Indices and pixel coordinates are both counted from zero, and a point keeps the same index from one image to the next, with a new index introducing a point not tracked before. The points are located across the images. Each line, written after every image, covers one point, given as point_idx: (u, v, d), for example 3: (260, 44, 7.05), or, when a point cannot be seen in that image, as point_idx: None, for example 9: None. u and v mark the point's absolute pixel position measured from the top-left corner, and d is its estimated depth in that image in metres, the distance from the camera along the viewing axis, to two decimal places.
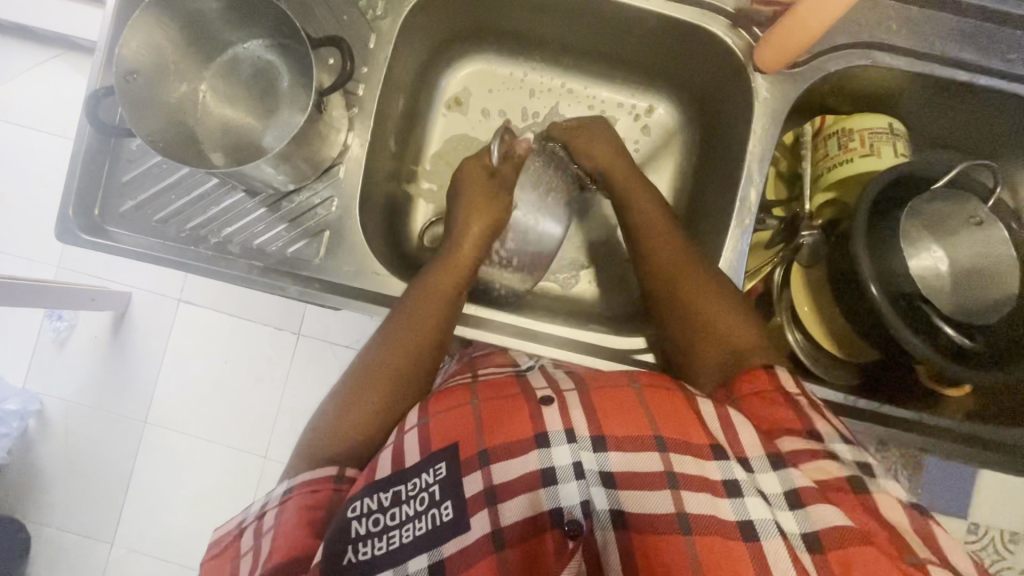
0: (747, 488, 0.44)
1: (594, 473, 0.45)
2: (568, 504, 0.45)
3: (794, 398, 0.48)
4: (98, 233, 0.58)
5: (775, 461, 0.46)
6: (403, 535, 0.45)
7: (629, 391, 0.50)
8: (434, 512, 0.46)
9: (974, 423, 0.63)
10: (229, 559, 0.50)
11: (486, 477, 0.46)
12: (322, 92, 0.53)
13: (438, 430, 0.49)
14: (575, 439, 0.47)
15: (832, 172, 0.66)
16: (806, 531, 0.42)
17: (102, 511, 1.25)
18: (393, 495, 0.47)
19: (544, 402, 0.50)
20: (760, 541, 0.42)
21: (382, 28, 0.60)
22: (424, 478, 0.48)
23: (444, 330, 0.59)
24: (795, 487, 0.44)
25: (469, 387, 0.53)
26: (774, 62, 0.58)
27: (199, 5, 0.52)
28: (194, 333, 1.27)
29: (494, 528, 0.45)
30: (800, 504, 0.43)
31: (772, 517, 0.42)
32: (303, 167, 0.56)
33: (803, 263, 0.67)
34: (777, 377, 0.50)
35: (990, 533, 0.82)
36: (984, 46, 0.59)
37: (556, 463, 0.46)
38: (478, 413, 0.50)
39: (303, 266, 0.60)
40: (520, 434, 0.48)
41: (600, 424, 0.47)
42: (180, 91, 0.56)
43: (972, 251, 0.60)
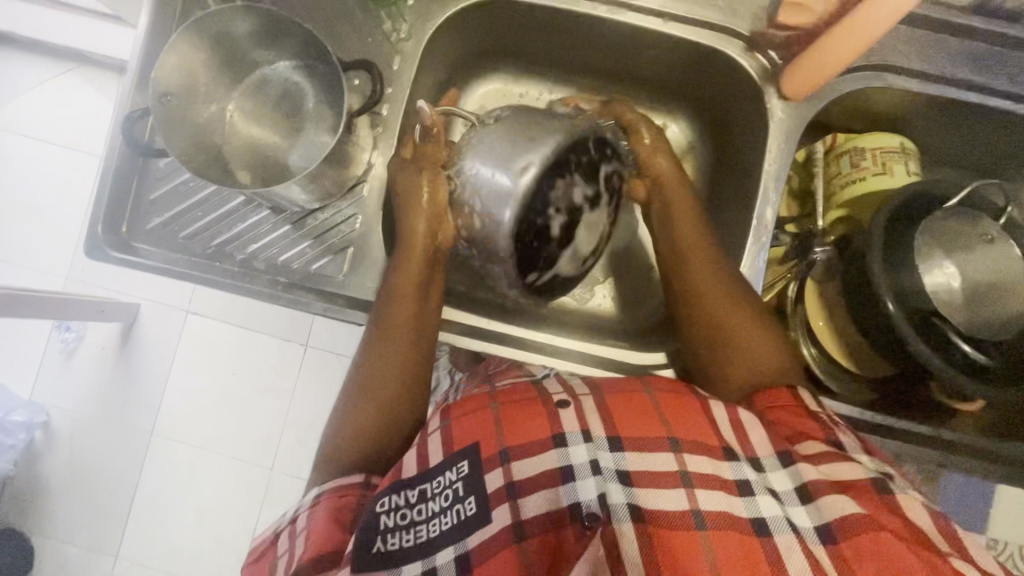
0: (757, 486, 0.45)
1: (611, 469, 0.46)
2: (586, 498, 0.45)
3: (816, 414, 0.51)
4: (125, 249, 0.59)
5: (782, 459, 0.47)
6: (431, 529, 0.46)
7: (642, 395, 0.52)
8: (459, 507, 0.47)
9: (989, 438, 0.64)
10: (265, 562, 0.52)
11: (508, 474, 0.47)
12: (351, 114, 0.54)
13: (459, 432, 0.50)
14: (591, 438, 0.47)
15: (845, 191, 0.67)
16: (821, 525, 0.43)
17: (108, 524, 1.25)
18: (420, 492, 0.48)
19: (560, 405, 0.50)
20: (773, 537, 0.42)
21: (406, 50, 0.62)
22: (448, 476, 0.48)
23: (422, 319, 0.58)
24: (804, 481, 0.45)
25: (485, 393, 0.54)
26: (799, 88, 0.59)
27: (232, 28, 0.53)
28: (203, 345, 1.27)
29: (514, 521, 0.45)
30: (812, 500, 0.44)
31: (782, 514, 0.44)
32: (328, 185, 0.58)
33: (816, 278, 0.69)
34: (801, 397, 0.52)
35: (1007, 548, 0.82)
36: (995, 69, 0.60)
37: (574, 461, 0.46)
38: (498, 414, 0.50)
39: (327, 282, 0.60)
40: (538, 435, 0.48)
41: (615, 426, 0.48)
42: (209, 111, 0.57)
43: (988, 267, 0.61)
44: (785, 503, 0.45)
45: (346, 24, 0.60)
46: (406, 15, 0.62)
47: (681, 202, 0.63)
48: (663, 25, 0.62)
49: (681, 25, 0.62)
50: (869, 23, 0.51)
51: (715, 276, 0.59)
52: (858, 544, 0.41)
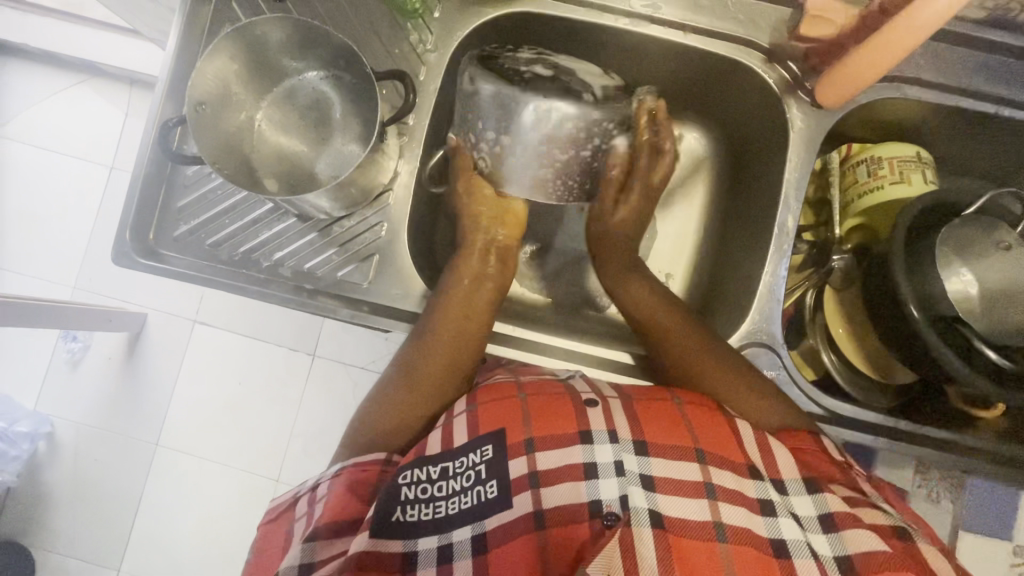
0: (780, 508, 0.45)
1: (634, 473, 0.46)
2: (607, 497, 0.45)
3: (840, 461, 0.51)
4: (153, 256, 0.59)
5: (808, 484, 0.47)
6: (450, 506, 0.47)
7: (668, 403, 0.52)
8: (479, 488, 0.47)
9: (1013, 444, 0.64)
10: (282, 525, 0.53)
11: (531, 462, 0.47)
12: (381, 124, 0.55)
13: (484, 417, 0.50)
14: (617, 440, 0.48)
15: (861, 200, 0.68)
16: (841, 555, 0.43)
17: (112, 537, 1.24)
18: (442, 469, 0.49)
19: (589, 404, 0.51)
20: (792, 561, 0.43)
21: (431, 60, 0.63)
22: (471, 457, 0.49)
23: (470, 333, 0.59)
24: (832, 510, 0.45)
25: (512, 384, 0.54)
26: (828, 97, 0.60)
27: (266, 38, 0.54)
28: (212, 355, 1.27)
29: (535, 508, 0.45)
30: (835, 530, 0.44)
31: (803, 539, 0.44)
32: (355, 194, 0.58)
33: (834, 284, 0.69)
34: (824, 441, 0.52)
35: None
36: (1009, 80, 0.62)
37: (598, 459, 0.46)
38: (526, 405, 0.50)
39: (352, 289, 0.61)
40: (565, 428, 0.48)
41: (641, 431, 0.49)
42: (239, 120, 0.58)
43: (1004, 272, 0.62)
44: (807, 529, 0.45)
45: (373, 36, 0.61)
46: (432, 27, 0.63)
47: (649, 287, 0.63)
48: (684, 37, 0.63)
49: (702, 37, 0.63)
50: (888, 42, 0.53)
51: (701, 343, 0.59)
52: None
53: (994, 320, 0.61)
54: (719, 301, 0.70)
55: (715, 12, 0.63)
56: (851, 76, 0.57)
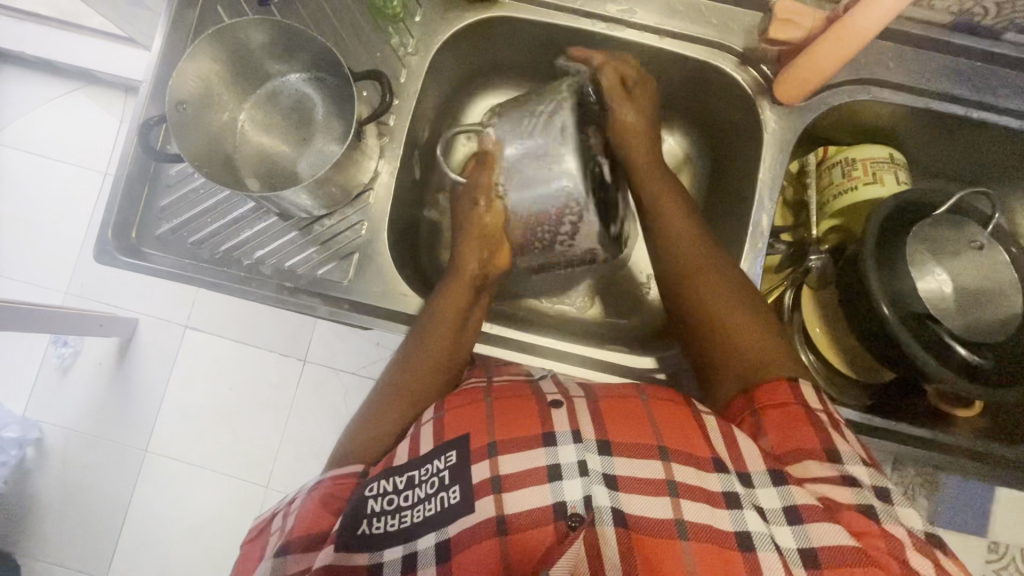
0: (745, 500, 0.45)
1: (597, 473, 0.46)
2: (570, 498, 0.46)
3: (814, 417, 0.48)
4: (134, 254, 0.60)
5: (775, 476, 0.46)
6: (415, 515, 0.47)
7: (636, 402, 0.52)
8: (443, 495, 0.47)
9: (994, 442, 0.64)
10: (259, 543, 0.53)
11: (494, 466, 0.48)
12: (359, 123, 0.56)
13: (449, 424, 0.51)
14: (581, 440, 0.48)
15: (837, 200, 0.69)
16: (805, 549, 0.42)
17: (99, 544, 1.23)
18: (407, 479, 0.49)
19: (554, 405, 0.51)
20: (756, 552, 0.43)
21: (412, 63, 0.64)
22: (436, 464, 0.49)
23: (462, 328, 0.60)
24: (796, 502, 0.44)
25: (479, 389, 0.55)
26: (792, 92, 0.61)
27: (248, 41, 0.56)
28: (202, 360, 1.27)
29: (498, 513, 0.45)
30: (800, 521, 0.43)
31: (766, 531, 0.43)
32: (335, 192, 0.59)
33: (813, 284, 0.70)
34: (801, 394, 0.50)
35: (1008, 551, 0.82)
36: (977, 82, 0.63)
37: (562, 461, 0.47)
38: (490, 408, 0.51)
39: (333, 287, 0.61)
40: (527, 431, 0.49)
41: (605, 429, 0.49)
42: (221, 121, 0.59)
43: (976, 272, 0.63)
44: (772, 522, 0.44)
45: (356, 39, 0.62)
46: (413, 31, 0.64)
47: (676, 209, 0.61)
48: (660, 41, 0.65)
49: (677, 41, 0.65)
50: (849, 37, 0.54)
51: (723, 288, 0.56)
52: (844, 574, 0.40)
53: (968, 319, 0.62)
54: None
55: (689, 17, 0.64)
56: (822, 76, 0.58)
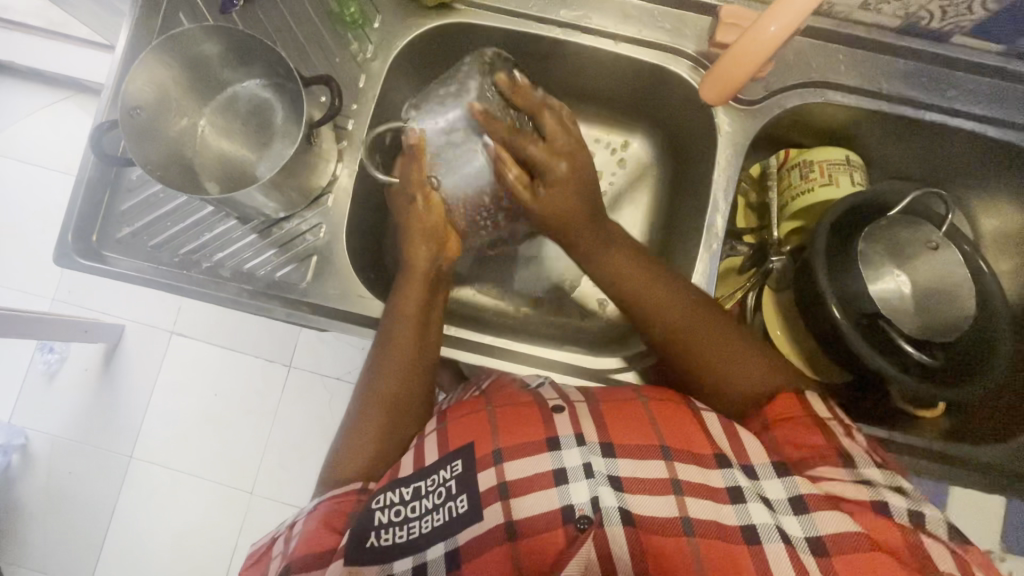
0: (750, 493, 0.46)
1: (603, 474, 0.48)
2: (578, 502, 0.47)
3: (827, 423, 0.50)
4: (94, 257, 0.61)
5: (777, 467, 0.48)
6: (423, 526, 0.48)
7: (636, 403, 0.53)
8: (451, 504, 0.49)
9: (956, 443, 0.64)
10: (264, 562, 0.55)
11: (500, 473, 0.49)
12: (311, 125, 0.56)
13: (452, 434, 0.52)
14: (585, 442, 0.49)
15: (796, 201, 0.70)
16: (811, 534, 0.44)
17: (81, 551, 1.22)
18: (414, 490, 0.49)
19: (555, 410, 0.53)
20: (762, 547, 0.44)
21: (372, 68, 0.65)
22: (441, 474, 0.50)
23: (426, 322, 0.60)
24: (800, 492, 0.46)
25: (480, 399, 0.56)
26: (717, 93, 0.61)
27: (204, 47, 0.57)
28: (184, 366, 1.27)
29: (507, 520, 0.47)
30: (806, 511, 0.45)
31: (773, 522, 0.45)
32: (293, 195, 0.60)
33: (772, 285, 0.71)
34: (812, 407, 0.52)
35: None
36: (928, 85, 0.64)
37: (567, 464, 0.48)
38: (494, 418, 0.52)
39: (290, 289, 0.62)
40: (532, 435, 0.50)
41: (607, 431, 0.50)
42: (180, 125, 0.60)
43: (936, 273, 0.63)
44: (778, 512, 0.45)
45: (315, 45, 0.64)
46: (372, 37, 0.65)
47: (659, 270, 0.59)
48: (614, 45, 0.66)
49: (631, 45, 0.66)
50: (762, 36, 0.54)
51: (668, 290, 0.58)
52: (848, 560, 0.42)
53: (924, 320, 0.63)
54: None
55: (644, 22, 0.65)
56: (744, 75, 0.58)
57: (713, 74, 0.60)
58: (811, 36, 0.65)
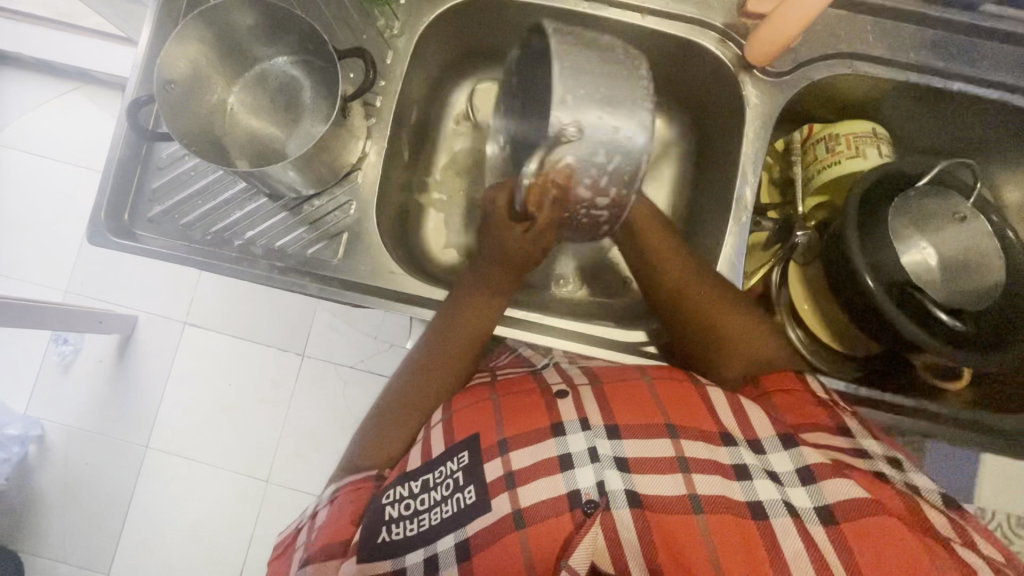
0: (756, 470, 0.45)
1: (609, 457, 0.46)
2: (584, 486, 0.45)
3: (824, 400, 0.52)
4: (126, 236, 0.61)
5: (786, 441, 0.46)
6: (432, 518, 0.47)
7: (639, 382, 0.52)
8: (458, 496, 0.47)
9: (979, 412, 0.65)
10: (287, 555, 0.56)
11: (506, 463, 0.47)
12: (346, 98, 0.56)
13: (459, 423, 0.52)
14: (590, 426, 0.48)
15: (822, 174, 0.70)
16: (821, 507, 0.42)
17: (100, 540, 1.24)
18: (422, 483, 0.49)
19: (559, 395, 0.51)
20: (769, 520, 0.42)
21: (398, 45, 0.65)
22: (449, 466, 0.49)
23: (480, 334, 0.60)
24: (807, 462, 0.44)
25: (486, 387, 0.55)
26: (762, 54, 0.62)
27: (236, 21, 0.56)
28: (199, 355, 1.28)
29: (514, 508, 0.45)
30: (813, 479, 0.43)
31: (781, 497, 0.43)
32: (323, 171, 0.60)
33: (799, 260, 0.70)
34: (808, 382, 0.53)
35: (997, 517, 0.84)
36: (956, 55, 0.64)
37: (572, 449, 0.47)
38: (500, 407, 0.52)
39: (322, 266, 0.62)
40: (536, 424, 0.49)
41: (613, 414, 0.49)
42: (210, 103, 0.60)
43: (962, 244, 0.63)
44: (787, 485, 0.44)
45: (342, 23, 0.64)
46: (399, 13, 0.65)
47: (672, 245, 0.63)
48: (641, 19, 0.65)
49: (658, 19, 0.65)
50: None
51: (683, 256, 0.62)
52: (861, 527, 0.40)
53: (949, 289, 0.64)
54: None
55: None
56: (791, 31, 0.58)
57: (759, 35, 0.60)
58: (839, 6, 0.65)
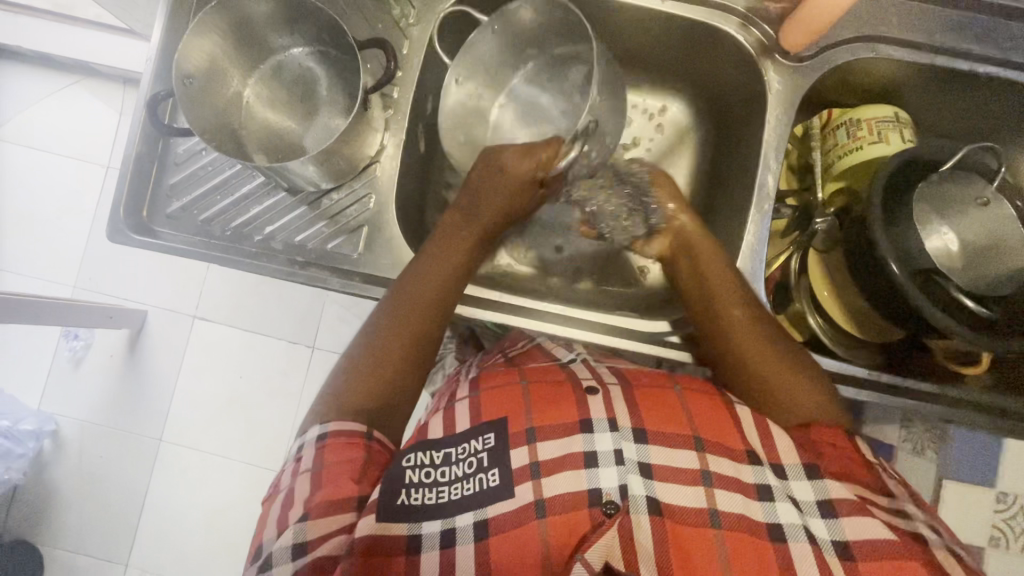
0: (779, 493, 0.45)
1: (633, 461, 0.46)
2: (606, 486, 0.45)
3: (873, 465, 0.48)
4: (146, 233, 0.60)
5: (810, 470, 0.46)
6: (453, 492, 0.47)
7: (669, 391, 0.52)
8: (481, 476, 0.47)
9: (999, 395, 0.65)
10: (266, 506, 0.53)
11: (532, 452, 0.47)
12: (366, 91, 0.56)
13: (486, 406, 0.51)
14: (617, 428, 0.48)
15: (843, 160, 0.69)
16: (839, 540, 0.43)
17: (119, 532, 1.25)
18: (444, 455, 0.49)
19: (589, 392, 0.51)
20: (787, 543, 0.43)
21: (414, 34, 0.64)
22: (474, 444, 0.49)
23: (454, 288, 0.59)
24: (830, 496, 0.45)
25: (515, 372, 0.56)
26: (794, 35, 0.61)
27: (252, 12, 0.56)
28: (212, 349, 1.28)
29: (536, 498, 0.45)
30: (834, 515, 0.44)
31: (801, 522, 0.43)
32: (343, 164, 0.59)
33: (819, 246, 0.70)
34: (858, 446, 0.50)
35: (1019, 501, 0.84)
36: (981, 35, 0.63)
37: (598, 448, 0.47)
38: (528, 395, 0.52)
39: (342, 260, 0.62)
40: (565, 417, 0.49)
41: (640, 417, 0.49)
42: (227, 96, 0.59)
43: (986, 227, 0.62)
44: (807, 513, 0.44)
45: (358, 13, 0.63)
46: (414, 2, 0.64)
47: (712, 244, 0.62)
48: (661, 4, 0.65)
49: (678, 4, 0.64)
50: None
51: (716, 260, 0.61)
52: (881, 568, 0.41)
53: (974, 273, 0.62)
54: None
55: None
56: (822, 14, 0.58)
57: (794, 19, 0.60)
58: None
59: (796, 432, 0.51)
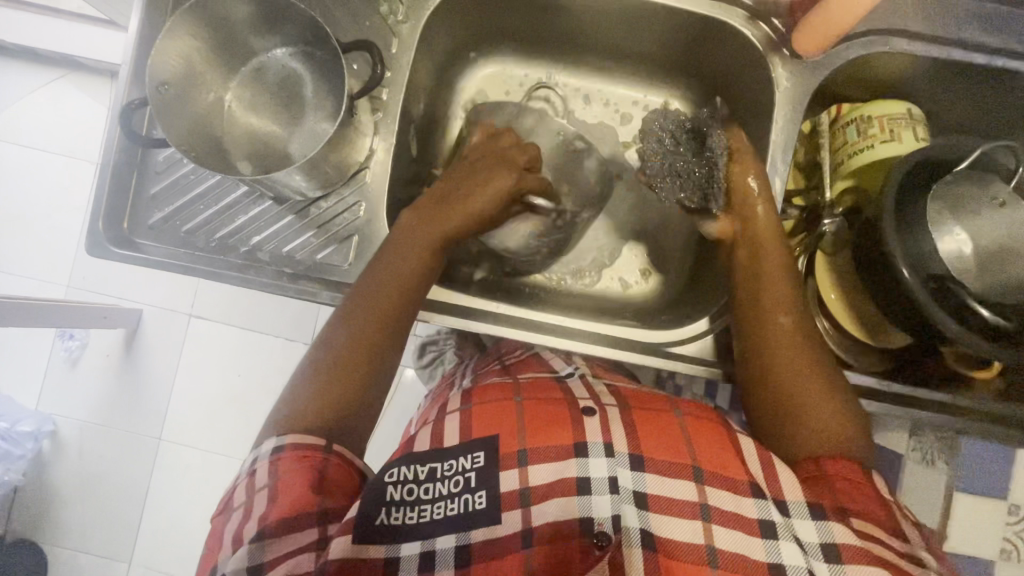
0: (783, 531, 0.43)
1: (629, 491, 0.44)
2: (598, 516, 0.43)
3: (890, 503, 0.46)
4: (127, 245, 0.58)
5: (814, 511, 0.44)
6: (435, 511, 0.45)
7: (671, 417, 0.51)
8: (467, 497, 0.45)
9: (1007, 404, 0.64)
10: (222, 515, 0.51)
11: (523, 476, 0.45)
12: (352, 96, 0.53)
13: (478, 422, 0.49)
14: (613, 454, 0.46)
15: (854, 159, 0.66)
16: None
17: (120, 532, 1.25)
18: (429, 471, 0.47)
19: (585, 412, 0.49)
20: None
21: (403, 32, 0.61)
22: (461, 462, 0.47)
23: (418, 289, 0.56)
24: (835, 541, 0.42)
25: (510, 387, 0.54)
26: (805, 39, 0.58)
27: (230, 12, 0.53)
28: (208, 350, 1.26)
29: (524, 527, 0.43)
30: (840, 559, 0.41)
31: (805, 564, 0.41)
32: (330, 172, 0.57)
33: (826, 248, 0.67)
34: (875, 480, 0.47)
35: None
36: (1001, 29, 0.60)
37: (592, 474, 0.45)
38: (522, 415, 0.50)
39: (332, 271, 0.59)
40: (560, 439, 0.47)
41: (639, 444, 0.47)
42: (207, 101, 0.56)
43: (1005, 228, 0.59)
44: (811, 555, 0.42)
45: (345, 10, 0.60)
46: None
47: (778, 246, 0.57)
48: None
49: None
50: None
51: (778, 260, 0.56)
52: None
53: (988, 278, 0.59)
54: (711, 273, 0.68)
55: None
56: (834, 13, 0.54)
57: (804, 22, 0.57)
58: None
59: (808, 462, 0.49)
